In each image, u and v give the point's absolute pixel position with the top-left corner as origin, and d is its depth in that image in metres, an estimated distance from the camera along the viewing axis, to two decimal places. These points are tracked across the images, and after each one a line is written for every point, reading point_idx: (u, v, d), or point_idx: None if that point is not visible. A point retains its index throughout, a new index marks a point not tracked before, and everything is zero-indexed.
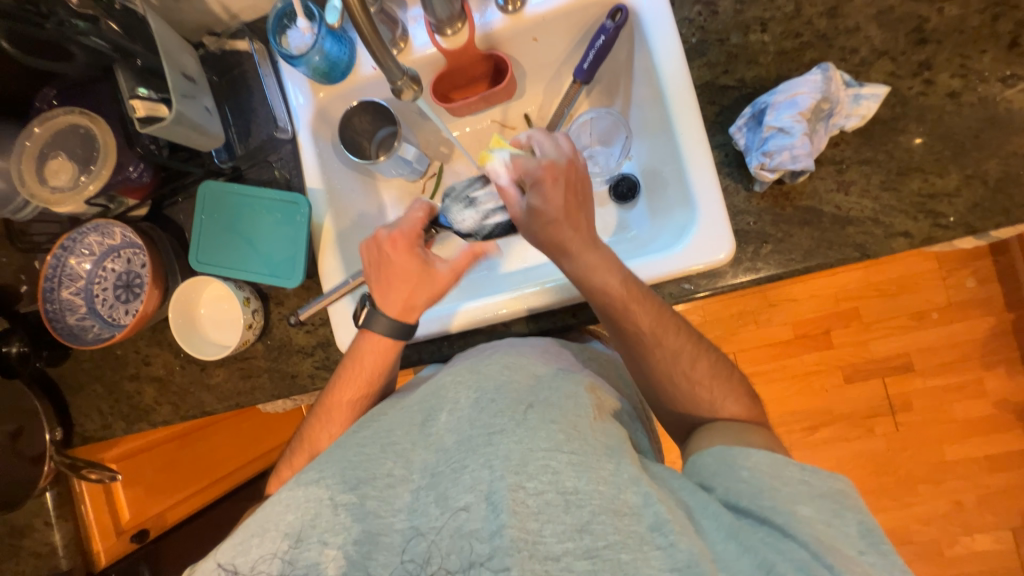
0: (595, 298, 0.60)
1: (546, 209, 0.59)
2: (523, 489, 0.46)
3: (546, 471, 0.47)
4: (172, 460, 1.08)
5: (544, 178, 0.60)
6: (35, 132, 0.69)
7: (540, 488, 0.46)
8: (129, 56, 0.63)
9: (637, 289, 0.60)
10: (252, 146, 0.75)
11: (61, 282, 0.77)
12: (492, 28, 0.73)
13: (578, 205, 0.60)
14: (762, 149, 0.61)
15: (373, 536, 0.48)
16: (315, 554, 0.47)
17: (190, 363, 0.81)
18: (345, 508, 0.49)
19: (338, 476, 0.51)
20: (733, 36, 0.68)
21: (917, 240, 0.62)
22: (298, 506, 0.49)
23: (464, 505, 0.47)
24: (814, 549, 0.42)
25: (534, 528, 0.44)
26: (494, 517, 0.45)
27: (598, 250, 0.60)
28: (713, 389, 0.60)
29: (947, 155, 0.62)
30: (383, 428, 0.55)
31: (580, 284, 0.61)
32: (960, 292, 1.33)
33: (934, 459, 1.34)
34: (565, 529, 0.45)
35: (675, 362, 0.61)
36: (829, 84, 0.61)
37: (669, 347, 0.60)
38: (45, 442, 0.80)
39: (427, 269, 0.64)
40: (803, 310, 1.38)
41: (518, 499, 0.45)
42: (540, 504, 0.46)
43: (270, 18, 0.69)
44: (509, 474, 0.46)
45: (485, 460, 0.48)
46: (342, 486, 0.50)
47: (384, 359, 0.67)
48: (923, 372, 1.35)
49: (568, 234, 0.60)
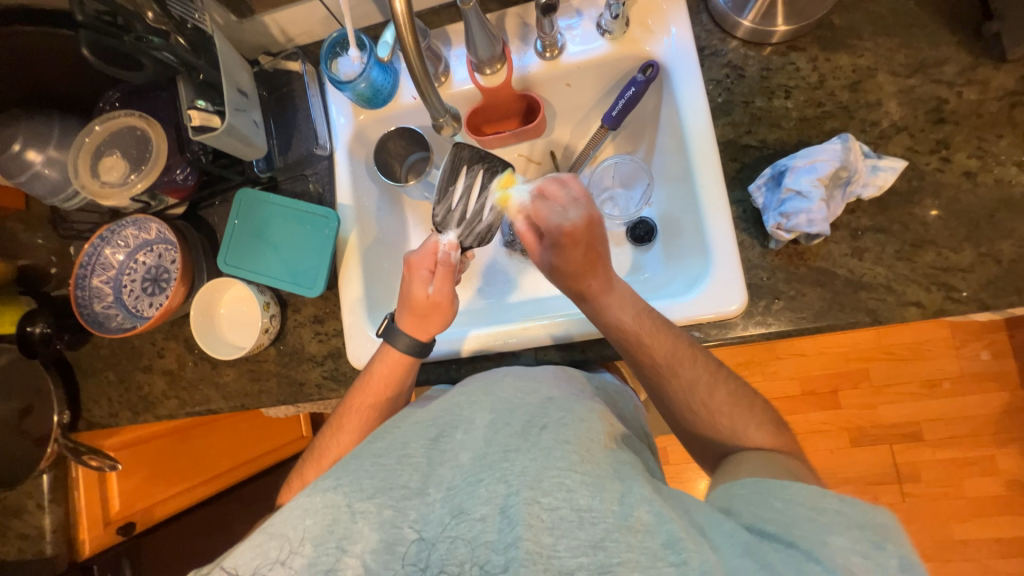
0: (612, 335, 0.64)
1: (568, 266, 0.64)
2: (538, 504, 0.46)
3: (560, 488, 0.47)
4: (166, 454, 1.08)
5: (563, 240, 0.63)
6: (94, 130, 0.73)
7: (554, 504, 0.46)
8: (193, 71, 0.68)
9: (651, 322, 0.62)
10: (291, 159, 0.80)
11: (94, 270, 0.80)
12: (529, 71, 0.77)
13: (598, 257, 0.63)
14: (780, 210, 0.63)
15: (390, 545, 0.48)
16: (332, 560, 0.47)
17: (202, 359, 0.83)
18: (359, 517, 0.49)
19: (354, 484, 0.51)
20: (757, 99, 0.71)
21: (929, 310, 0.62)
22: (316, 511, 0.49)
23: (480, 515, 0.47)
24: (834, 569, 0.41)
25: (548, 543, 0.44)
26: (509, 529, 0.45)
27: (615, 293, 0.64)
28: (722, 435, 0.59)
29: (962, 232, 0.63)
30: (396, 441, 0.55)
31: (602, 323, 0.65)
32: (973, 363, 1.32)
33: (940, 536, 1.29)
34: (579, 544, 0.44)
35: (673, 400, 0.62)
36: (849, 154, 0.62)
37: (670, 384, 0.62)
38: (51, 424, 0.81)
39: (421, 295, 0.66)
40: (811, 367, 1.37)
41: (534, 513, 0.45)
42: (554, 519, 0.45)
43: (324, 46, 0.74)
44: (524, 489, 0.46)
45: (501, 476, 0.48)
46: (360, 495, 0.50)
47: (397, 376, 0.68)
48: (933, 443, 1.32)
49: (593, 287, 0.64)
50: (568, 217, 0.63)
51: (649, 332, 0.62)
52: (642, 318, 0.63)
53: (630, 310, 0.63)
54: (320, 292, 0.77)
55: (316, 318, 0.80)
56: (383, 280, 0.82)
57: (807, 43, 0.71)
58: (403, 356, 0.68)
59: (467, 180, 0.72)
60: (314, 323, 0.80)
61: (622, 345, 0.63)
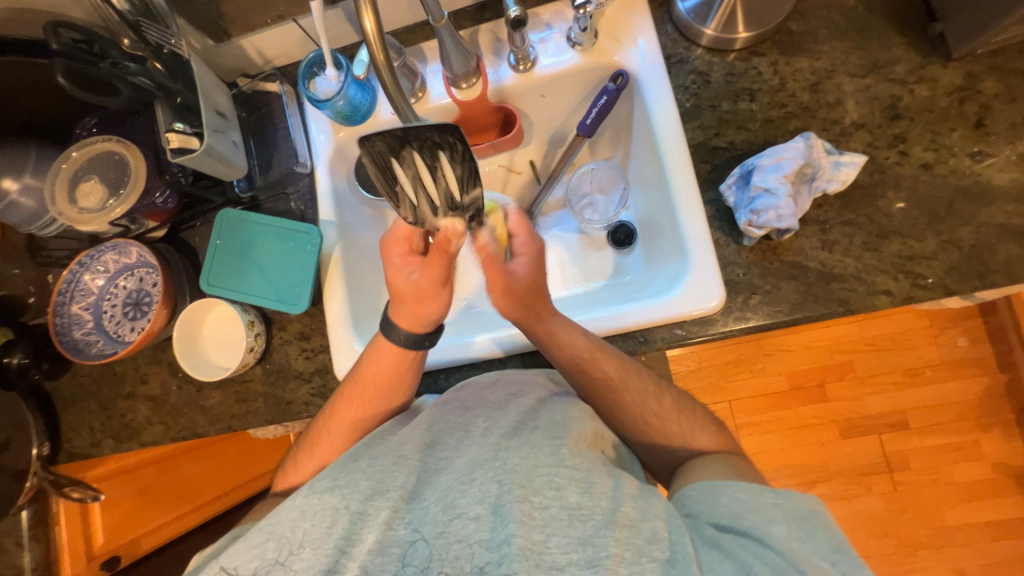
0: (561, 357, 0.63)
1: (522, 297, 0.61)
2: (530, 501, 0.47)
3: (551, 486, 0.48)
4: (153, 484, 1.05)
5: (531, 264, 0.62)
6: (71, 156, 0.73)
7: (545, 502, 0.47)
8: (171, 94, 0.68)
9: (597, 344, 0.63)
10: (272, 177, 0.80)
11: (73, 297, 0.79)
12: (504, 84, 0.79)
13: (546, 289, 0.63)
14: (750, 207, 0.65)
15: (384, 547, 0.49)
16: (331, 561, 0.49)
17: (187, 383, 0.82)
18: (359, 519, 0.51)
19: (352, 486, 0.52)
20: (724, 103, 0.74)
21: (898, 298, 0.65)
22: (313, 514, 0.50)
23: (474, 515, 0.48)
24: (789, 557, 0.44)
25: (539, 539, 0.45)
26: (501, 527, 0.46)
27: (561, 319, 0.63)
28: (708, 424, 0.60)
29: (924, 221, 0.66)
30: (392, 444, 0.56)
31: (547, 345, 0.63)
32: (952, 350, 1.35)
33: (933, 523, 1.31)
34: (569, 541, 0.45)
35: (658, 394, 0.63)
36: (811, 152, 0.65)
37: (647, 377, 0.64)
38: (31, 457, 0.79)
39: (405, 284, 0.60)
40: (797, 361, 1.40)
41: (525, 511, 0.46)
42: (545, 516, 0.46)
43: (301, 66, 0.75)
44: (516, 487, 0.48)
45: (494, 475, 0.49)
46: (358, 497, 0.52)
47: (399, 368, 0.65)
48: (919, 431, 1.34)
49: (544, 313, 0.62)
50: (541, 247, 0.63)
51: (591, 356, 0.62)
52: (582, 341, 0.62)
53: (579, 338, 0.62)
54: (305, 309, 0.78)
55: (302, 334, 0.80)
56: (368, 295, 0.83)
57: (767, 49, 0.74)
58: (400, 350, 0.64)
59: (409, 169, 0.52)
60: (300, 340, 0.80)
61: (569, 363, 0.62)
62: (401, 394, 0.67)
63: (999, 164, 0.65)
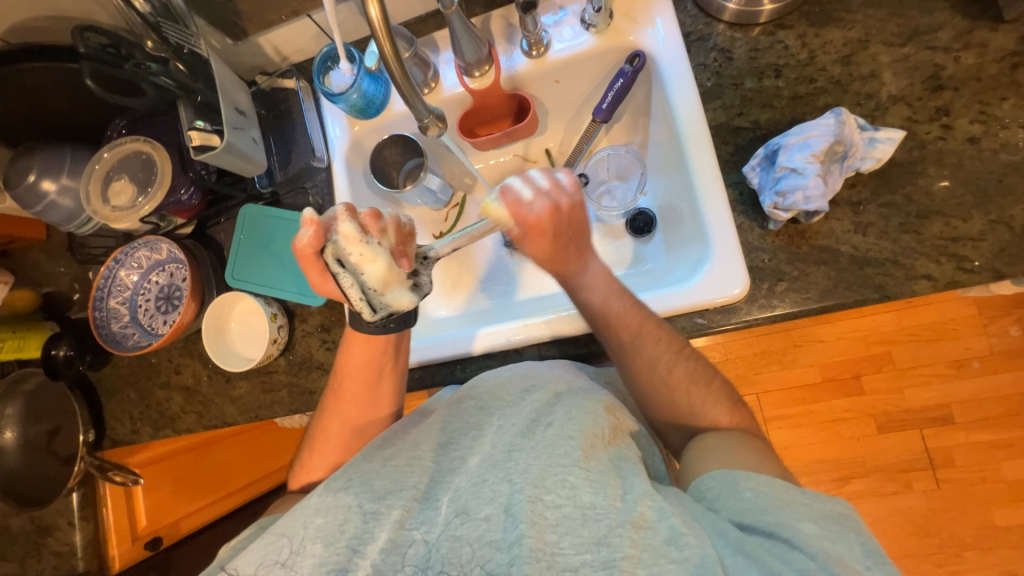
0: (584, 312, 0.62)
1: (549, 257, 0.56)
2: (542, 501, 0.47)
3: (564, 485, 0.48)
4: (189, 470, 1.11)
5: (538, 229, 0.54)
6: (103, 156, 0.77)
7: (558, 501, 0.47)
8: (192, 93, 0.70)
9: (620, 304, 0.60)
10: (291, 172, 0.82)
11: (111, 291, 0.83)
12: (517, 70, 0.78)
13: (568, 244, 0.56)
14: (776, 189, 0.62)
15: (397, 546, 0.49)
16: (343, 560, 0.49)
17: (216, 374, 0.85)
18: (371, 518, 0.51)
19: (365, 486, 0.54)
20: (747, 81, 0.70)
21: (939, 283, 0.60)
22: (328, 510, 0.52)
23: (485, 515, 0.48)
24: (822, 561, 0.41)
25: (552, 540, 0.46)
26: (513, 527, 0.46)
27: (591, 271, 0.60)
28: (732, 416, 0.58)
29: (970, 200, 0.61)
30: (408, 444, 0.58)
31: (576, 297, 0.62)
32: (1003, 341, 1.26)
33: (981, 523, 1.24)
34: (582, 541, 0.45)
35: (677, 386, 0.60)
36: (843, 128, 0.61)
37: (659, 354, 0.60)
38: (78, 443, 0.84)
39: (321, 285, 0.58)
40: (830, 353, 1.34)
41: (537, 511, 0.47)
42: (558, 516, 0.47)
43: (316, 61, 0.76)
44: (527, 487, 0.48)
45: (505, 475, 0.50)
46: (370, 495, 0.53)
47: (373, 355, 0.66)
48: (965, 426, 1.27)
49: (572, 266, 0.58)
50: (535, 211, 0.53)
51: (617, 312, 0.60)
52: (612, 299, 0.60)
53: (617, 296, 0.60)
54: (325, 301, 0.80)
55: (322, 326, 0.81)
56: None
57: (794, 21, 0.70)
58: (373, 337, 0.64)
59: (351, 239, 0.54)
60: (321, 331, 0.81)
61: (589, 319, 0.62)
62: (394, 376, 0.69)
63: None
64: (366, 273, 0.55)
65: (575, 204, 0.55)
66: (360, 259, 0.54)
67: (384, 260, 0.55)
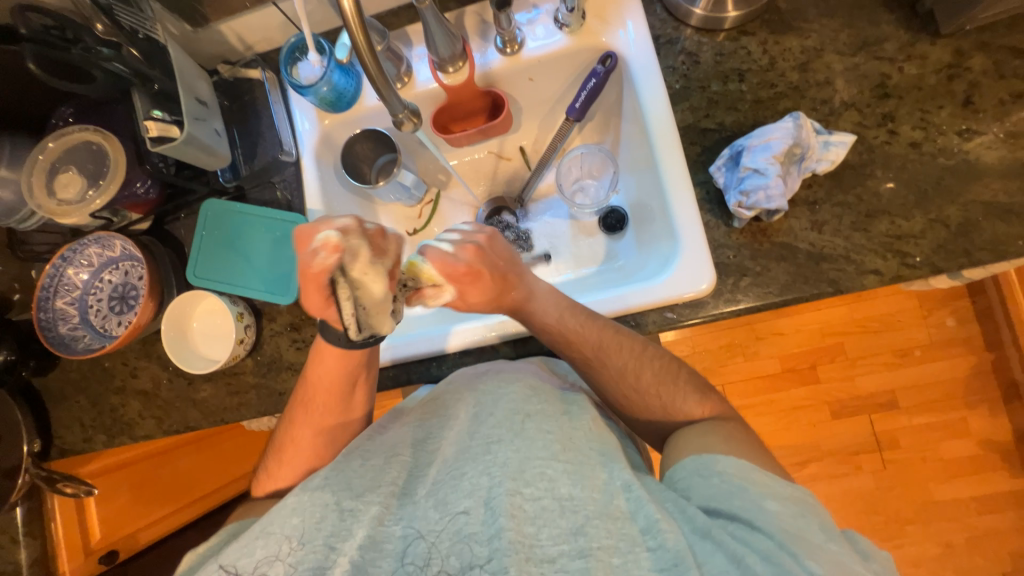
0: (542, 334, 0.64)
1: (491, 297, 0.59)
2: (521, 494, 0.48)
3: (542, 479, 0.49)
4: (148, 478, 1.05)
5: (466, 277, 0.57)
6: (48, 146, 0.72)
7: (537, 494, 0.48)
8: (148, 81, 0.67)
9: (575, 320, 0.63)
10: (256, 167, 0.79)
11: (57, 292, 0.78)
12: (491, 67, 0.78)
13: (504, 282, 0.59)
14: (740, 188, 0.65)
15: (376, 542, 0.49)
16: (320, 558, 0.49)
17: (177, 376, 0.81)
18: (348, 515, 0.51)
19: (343, 483, 0.53)
20: (713, 84, 0.73)
21: (886, 277, 0.65)
22: (304, 510, 0.51)
23: (465, 508, 0.48)
24: (779, 539, 0.44)
25: (531, 531, 0.46)
26: (492, 521, 0.47)
27: (539, 296, 0.63)
28: (700, 404, 0.61)
29: (912, 200, 0.66)
30: (386, 443, 0.58)
31: (530, 324, 0.64)
32: (940, 330, 1.37)
33: (922, 499, 1.34)
34: (560, 532, 0.46)
35: (647, 375, 0.63)
36: (800, 131, 0.65)
37: (628, 358, 0.62)
38: (23, 454, 0.78)
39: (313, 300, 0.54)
40: (789, 344, 1.41)
41: (516, 504, 0.47)
42: (537, 508, 0.47)
43: (283, 51, 0.74)
44: (507, 480, 0.49)
45: (484, 468, 0.50)
46: (348, 493, 0.52)
47: (347, 368, 0.64)
48: (908, 410, 1.37)
49: (519, 297, 0.61)
50: (461, 261, 0.56)
51: (575, 326, 0.62)
52: (565, 316, 0.63)
53: (569, 311, 0.63)
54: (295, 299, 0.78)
55: (292, 325, 0.79)
56: None
57: (756, 28, 0.73)
58: (347, 353, 0.63)
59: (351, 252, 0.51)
60: (290, 330, 0.79)
61: (551, 345, 0.63)
62: (364, 385, 0.68)
63: (987, 142, 0.65)
64: (362, 295, 0.52)
65: (493, 238, 0.61)
66: (359, 279, 0.51)
67: (384, 283, 0.52)
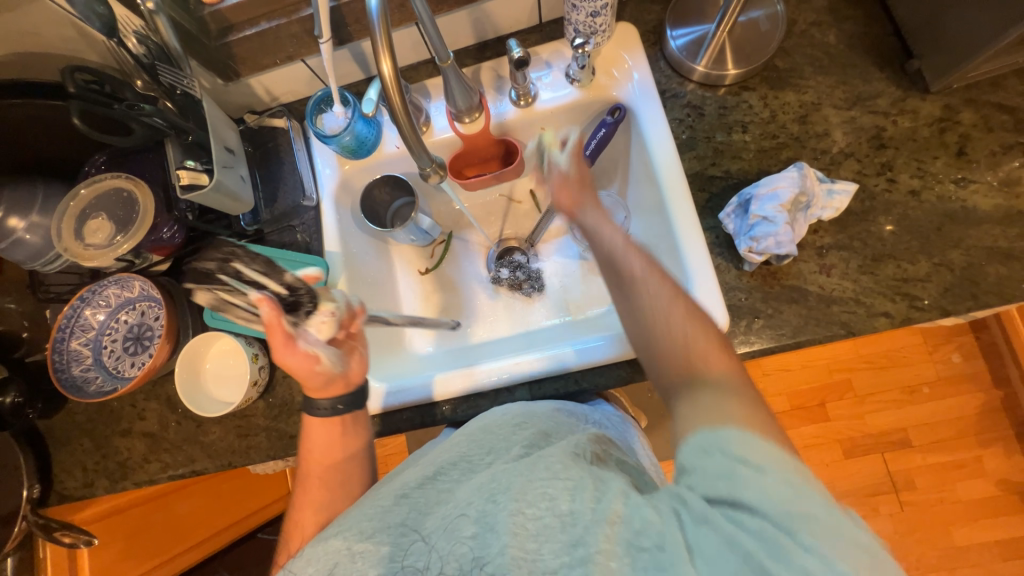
0: (596, 249, 0.58)
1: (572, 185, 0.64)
2: (523, 513, 0.46)
3: (545, 498, 0.46)
4: (144, 525, 1.01)
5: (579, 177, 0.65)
6: (79, 194, 0.74)
7: (538, 513, 0.46)
8: (183, 133, 0.70)
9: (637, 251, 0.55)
10: (277, 211, 0.81)
11: (73, 332, 0.78)
12: (505, 118, 0.82)
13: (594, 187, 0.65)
14: (750, 234, 0.67)
15: None
16: None
17: (186, 418, 0.80)
18: (359, 557, 0.49)
19: (356, 527, 0.51)
20: (718, 134, 0.77)
21: (896, 319, 0.66)
22: (317, 560, 0.49)
23: (470, 534, 0.47)
24: (783, 525, 0.38)
25: (532, 548, 0.44)
26: (495, 540, 0.45)
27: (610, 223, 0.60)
28: (709, 359, 0.49)
29: (916, 245, 0.68)
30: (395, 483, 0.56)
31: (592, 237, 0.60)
32: (947, 366, 1.37)
33: (943, 544, 1.30)
34: (560, 546, 0.44)
35: (656, 314, 0.52)
36: (805, 181, 0.68)
37: (665, 290, 0.53)
38: (21, 500, 0.76)
39: (304, 365, 0.62)
40: (796, 381, 1.41)
41: (518, 524, 0.45)
42: (539, 526, 0.45)
43: (310, 103, 0.77)
44: (509, 500, 0.47)
45: (489, 493, 0.49)
46: (359, 536, 0.50)
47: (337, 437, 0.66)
48: (922, 448, 1.34)
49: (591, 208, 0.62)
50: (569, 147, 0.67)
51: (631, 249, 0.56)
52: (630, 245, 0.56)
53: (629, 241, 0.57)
54: None
55: None
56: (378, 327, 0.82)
57: (757, 83, 0.78)
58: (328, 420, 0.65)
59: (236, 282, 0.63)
60: None
61: (603, 259, 0.57)
62: (360, 435, 0.67)
63: (982, 190, 0.68)
64: (246, 271, 0.64)
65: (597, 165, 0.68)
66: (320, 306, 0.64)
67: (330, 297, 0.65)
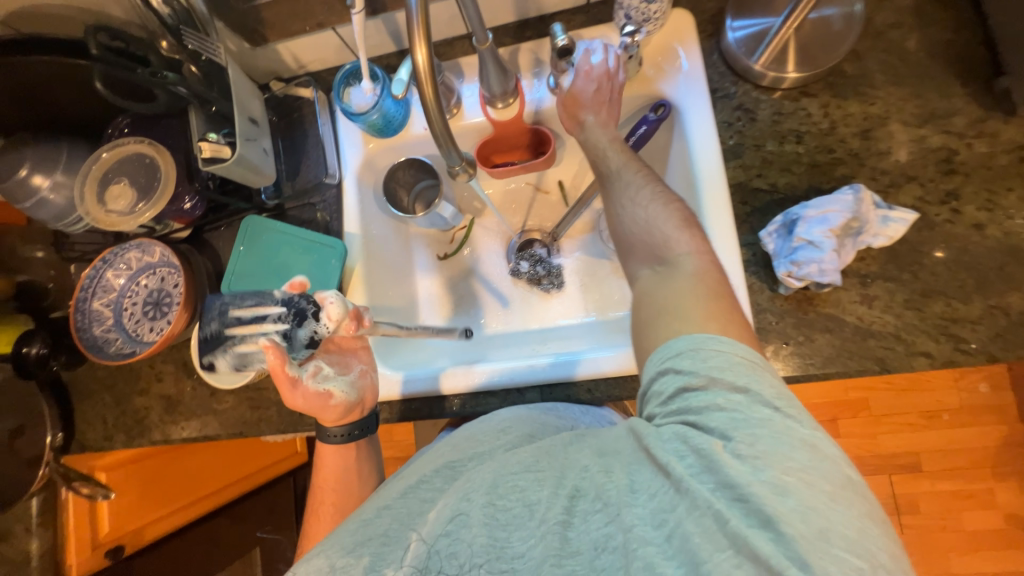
0: (590, 150, 0.67)
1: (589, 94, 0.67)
2: (494, 505, 0.49)
3: (516, 491, 0.49)
4: (159, 475, 1.06)
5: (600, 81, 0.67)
6: (102, 157, 0.73)
7: (508, 504, 0.49)
8: (206, 103, 0.69)
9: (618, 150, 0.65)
10: (299, 186, 0.79)
11: (95, 292, 0.79)
12: (542, 106, 0.77)
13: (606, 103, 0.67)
14: (791, 257, 0.63)
15: None
16: None
17: (201, 385, 0.82)
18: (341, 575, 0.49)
19: (337, 544, 0.52)
20: (769, 143, 0.71)
21: (937, 361, 0.62)
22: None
23: (446, 531, 0.49)
24: (729, 434, 0.42)
25: (501, 536, 0.48)
26: (467, 527, 0.48)
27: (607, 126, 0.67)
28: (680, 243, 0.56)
29: (971, 283, 0.63)
30: (381, 496, 0.57)
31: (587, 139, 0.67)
32: (973, 396, 1.31)
33: (938, 570, 1.29)
34: (527, 532, 0.47)
35: (633, 208, 0.60)
36: (860, 205, 0.62)
37: (643, 186, 0.61)
38: (45, 448, 0.79)
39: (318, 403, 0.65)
40: (810, 395, 1.38)
41: (488, 513, 0.49)
42: (507, 516, 0.48)
43: (337, 77, 0.73)
44: (481, 494, 0.50)
45: (464, 487, 0.52)
46: (341, 552, 0.51)
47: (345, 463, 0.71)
48: (932, 475, 1.31)
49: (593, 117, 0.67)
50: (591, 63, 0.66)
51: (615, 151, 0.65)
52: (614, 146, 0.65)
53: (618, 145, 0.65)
54: None
55: None
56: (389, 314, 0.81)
57: (820, 89, 0.71)
58: (341, 448, 0.70)
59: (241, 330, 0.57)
60: None
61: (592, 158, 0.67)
62: (365, 459, 0.72)
63: None
64: (242, 308, 0.57)
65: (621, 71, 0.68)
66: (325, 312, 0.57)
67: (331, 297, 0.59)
